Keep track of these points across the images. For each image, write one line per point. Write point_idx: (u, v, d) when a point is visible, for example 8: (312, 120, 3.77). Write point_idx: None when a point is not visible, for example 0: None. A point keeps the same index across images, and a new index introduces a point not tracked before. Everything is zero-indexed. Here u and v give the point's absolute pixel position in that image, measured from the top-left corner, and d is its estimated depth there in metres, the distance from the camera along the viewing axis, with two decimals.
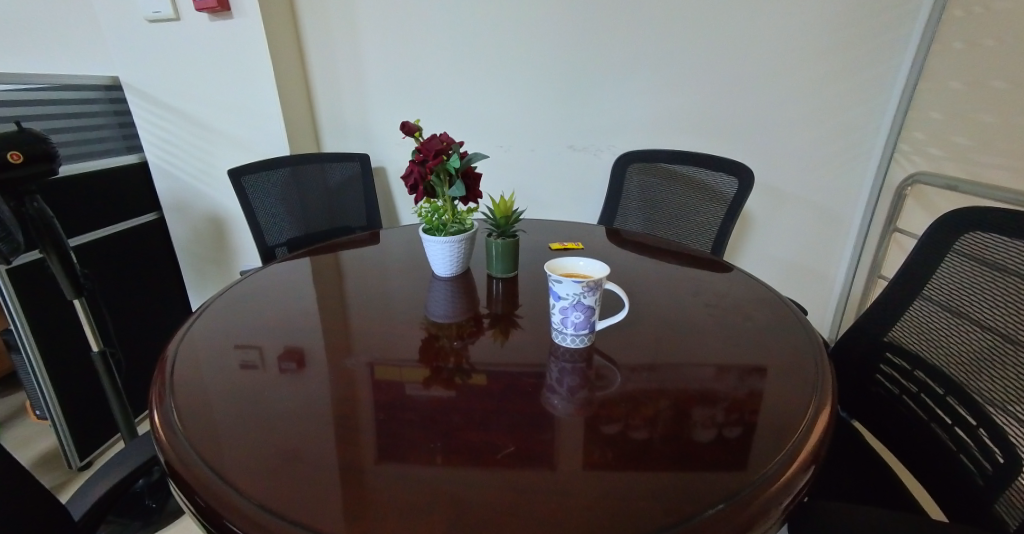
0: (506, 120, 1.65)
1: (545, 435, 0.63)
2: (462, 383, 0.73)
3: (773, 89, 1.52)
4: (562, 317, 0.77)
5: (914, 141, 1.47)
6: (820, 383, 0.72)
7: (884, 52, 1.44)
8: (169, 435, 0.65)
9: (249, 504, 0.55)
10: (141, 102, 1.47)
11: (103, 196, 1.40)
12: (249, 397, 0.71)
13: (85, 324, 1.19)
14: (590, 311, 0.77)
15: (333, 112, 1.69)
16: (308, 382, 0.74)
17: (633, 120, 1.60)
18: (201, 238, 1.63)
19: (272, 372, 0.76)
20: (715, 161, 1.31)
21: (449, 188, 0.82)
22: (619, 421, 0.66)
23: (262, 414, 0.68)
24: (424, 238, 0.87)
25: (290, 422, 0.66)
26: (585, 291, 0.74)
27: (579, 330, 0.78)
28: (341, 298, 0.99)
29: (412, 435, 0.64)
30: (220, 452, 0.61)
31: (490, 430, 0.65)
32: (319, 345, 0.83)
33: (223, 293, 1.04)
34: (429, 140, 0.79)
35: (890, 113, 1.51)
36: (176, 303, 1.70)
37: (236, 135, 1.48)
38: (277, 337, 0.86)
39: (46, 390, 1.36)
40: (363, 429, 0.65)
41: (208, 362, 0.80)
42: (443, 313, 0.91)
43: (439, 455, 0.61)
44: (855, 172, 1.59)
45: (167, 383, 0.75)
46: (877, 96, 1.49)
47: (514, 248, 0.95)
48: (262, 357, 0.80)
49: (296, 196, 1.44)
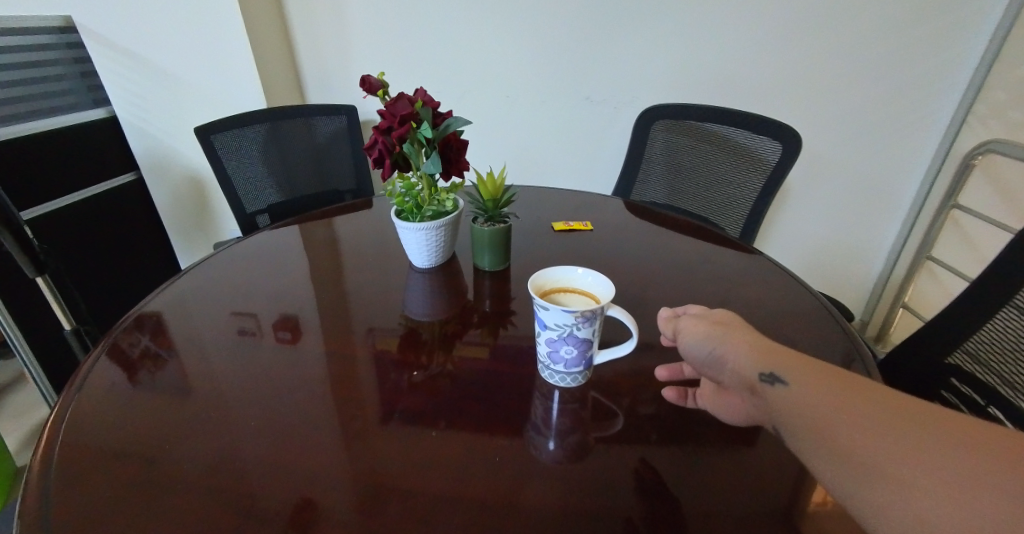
0: (514, 71, 1.46)
1: (536, 426, 0.55)
2: (446, 384, 0.61)
3: (827, 34, 1.29)
4: (549, 351, 0.58)
5: (993, 102, 1.25)
6: (856, 358, 0.65)
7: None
8: (120, 399, 0.60)
9: (214, 470, 0.50)
10: (100, 48, 1.30)
11: (66, 158, 1.28)
12: (210, 369, 0.64)
13: (52, 303, 1.10)
14: (586, 345, 0.57)
15: (319, 57, 1.50)
16: (282, 353, 0.67)
17: (659, 68, 1.40)
18: (183, 199, 1.51)
19: (267, 340, 0.69)
20: (756, 121, 1.11)
21: (424, 162, 0.68)
22: (625, 394, 0.59)
23: (246, 375, 0.63)
24: (398, 223, 0.74)
25: (264, 398, 0.59)
26: (581, 321, 0.55)
27: (572, 368, 0.59)
28: (326, 262, 0.89)
29: (395, 407, 0.58)
30: (187, 436, 0.54)
31: (477, 406, 0.58)
32: (305, 309, 0.76)
33: (211, 258, 0.93)
34: (396, 103, 0.64)
35: (968, 64, 1.27)
36: (161, 268, 1.61)
37: (207, 87, 1.33)
38: (272, 298, 0.79)
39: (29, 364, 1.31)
40: (366, 393, 0.60)
41: (204, 323, 0.73)
42: (423, 310, 0.75)
43: (442, 414, 0.57)
44: (917, 133, 1.37)
45: (150, 340, 0.70)
46: (957, 43, 1.25)
47: (505, 234, 0.79)
48: (260, 324, 0.73)
49: (278, 151, 1.30)
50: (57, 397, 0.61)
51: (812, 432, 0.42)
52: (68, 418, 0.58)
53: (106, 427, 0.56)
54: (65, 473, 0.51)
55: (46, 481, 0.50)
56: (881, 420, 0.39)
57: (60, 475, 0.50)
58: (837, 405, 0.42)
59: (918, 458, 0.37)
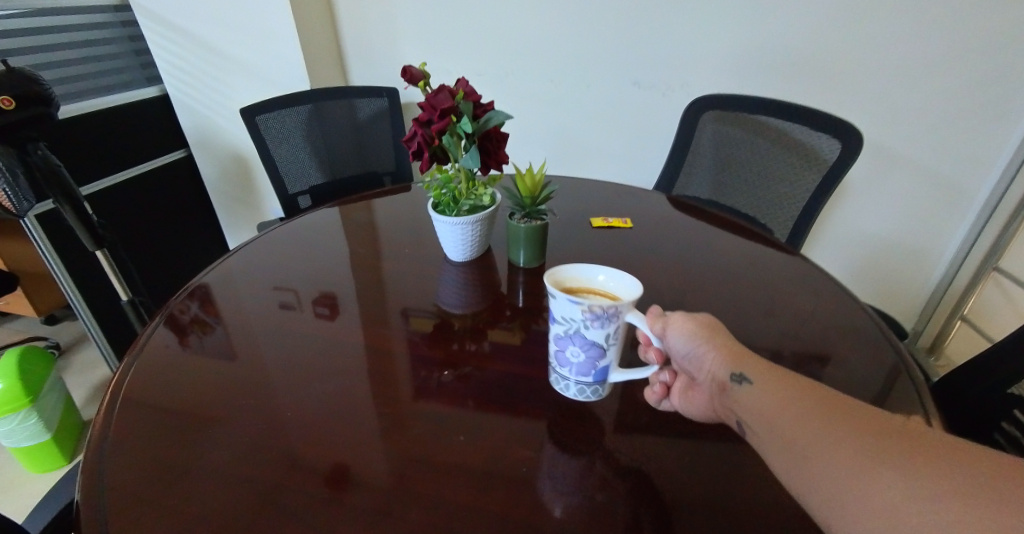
0: (562, 52, 1.42)
1: (573, 414, 0.56)
2: (477, 373, 0.62)
3: (897, 19, 1.20)
4: (558, 348, 0.55)
5: None
6: (903, 370, 0.63)
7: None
8: (177, 365, 0.64)
9: (259, 440, 0.53)
10: (152, 26, 1.33)
11: (122, 135, 1.33)
12: (250, 347, 0.66)
13: (110, 275, 1.15)
14: (597, 350, 0.53)
15: (363, 37, 1.50)
16: (328, 330, 0.69)
17: (715, 53, 1.34)
18: (229, 177, 1.56)
19: (306, 314, 0.72)
20: (816, 117, 1.05)
21: (462, 155, 0.67)
22: None
23: (287, 349, 0.65)
24: (434, 217, 0.73)
25: (303, 373, 0.61)
26: (590, 320, 0.51)
27: (581, 373, 0.55)
28: (368, 242, 0.91)
29: (429, 388, 0.59)
30: (236, 405, 0.57)
31: (508, 394, 0.59)
32: (342, 286, 0.77)
33: (265, 233, 0.95)
34: (436, 94, 0.64)
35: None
36: (209, 242, 1.68)
37: (253, 67, 1.35)
38: (311, 275, 0.81)
39: (93, 329, 1.40)
40: (400, 373, 0.61)
41: (247, 295, 0.76)
42: (457, 303, 0.74)
43: (472, 398, 0.58)
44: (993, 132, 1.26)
45: (200, 311, 0.73)
46: None
47: (542, 232, 0.77)
48: (299, 298, 0.75)
49: (322, 129, 1.31)
50: (115, 368, 0.64)
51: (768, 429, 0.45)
52: (126, 387, 0.61)
53: (160, 396, 0.59)
54: (120, 440, 0.53)
55: (105, 445, 0.53)
56: (822, 421, 0.42)
57: (118, 439, 0.54)
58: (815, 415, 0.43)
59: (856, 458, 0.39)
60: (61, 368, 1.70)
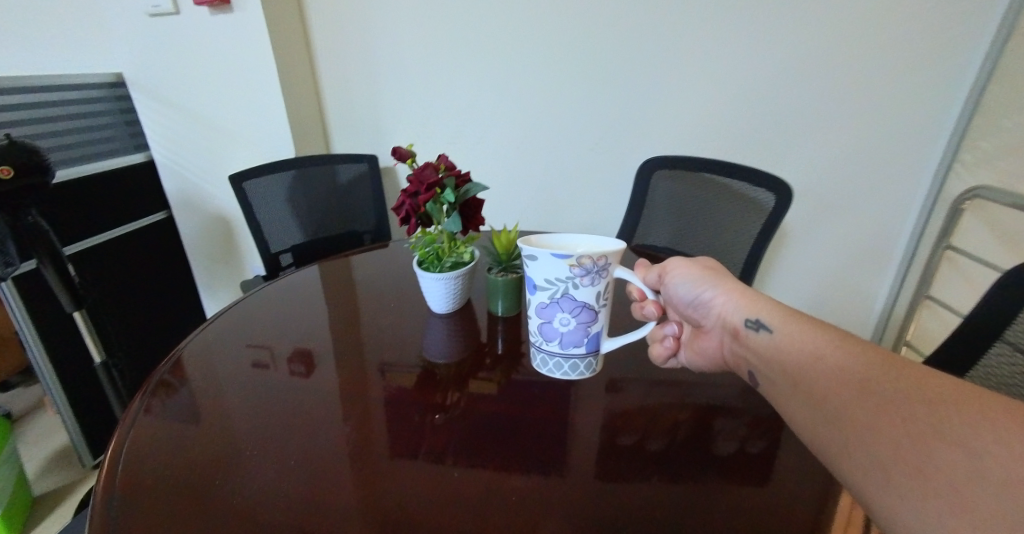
0: (526, 121, 1.56)
1: (555, 457, 0.60)
2: (461, 420, 0.66)
3: (811, 93, 1.40)
4: (551, 311, 0.68)
5: (977, 152, 1.35)
6: None
7: (954, 45, 1.30)
8: (166, 431, 0.65)
9: (245, 500, 0.55)
10: (145, 99, 1.43)
11: (106, 199, 1.38)
12: (235, 409, 0.68)
13: (87, 336, 1.17)
14: (585, 306, 0.67)
15: (344, 106, 1.61)
16: (316, 386, 0.73)
17: (663, 121, 1.50)
18: (211, 238, 1.62)
19: (281, 373, 0.75)
20: (753, 174, 1.19)
21: (445, 219, 0.76)
22: (636, 432, 0.63)
23: (267, 410, 0.68)
24: (420, 274, 0.81)
25: (282, 432, 0.64)
26: (579, 277, 0.65)
27: (575, 329, 0.68)
28: (349, 301, 0.96)
29: (406, 446, 0.62)
30: (227, 466, 0.60)
31: (485, 444, 0.62)
32: (316, 344, 0.82)
33: (246, 298, 0.98)
34: (422, 170, 0.73)
35: (953, 115, 1.37)
36: (185, 302, 1.69)
37: (239, 136, 1.44)
38: (288, 335, 0.85)
39: (57, 395, 1.37)
40: (374, 428, 0.65)
41: (220, 358, 0.79)
42: (440, 352, 0.80)
43: (449, 455, 0.61)
44: (906, 181, 1.47)
45: (175, 377, 0.76)
46: (940, 99, 1.36)
47: (518, 285, 0.85)
48: (273, 356, 0.79)
49: (305, 194, 1.39)
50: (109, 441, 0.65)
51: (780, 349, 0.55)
52: (122, 458, 0.62)
53: (152, 462, 0.60)
54: (129, 503, 0.55)
55: (115, 507, 0.55)
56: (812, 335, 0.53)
57: (119, 504, 0.55)
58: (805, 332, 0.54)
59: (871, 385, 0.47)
60: (19, 437, 1.64)
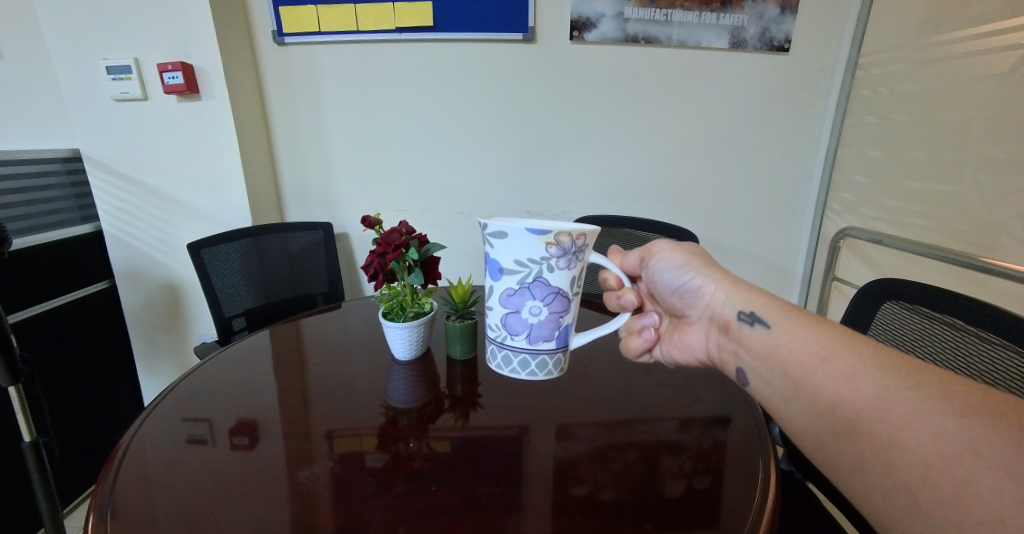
0: (468, 190, 1.73)
1: (510, 519, 0.67)
2: (421, 468, 0.74)
3: (701, 164, 1.73)
4: (523, 295, 0.80)
5: (844, 201, 1.72)
6: (746, 410, 0.88)
7: (798, 130, 1.71)
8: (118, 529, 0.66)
9: None
10: (99, 173, 1.49)
11: (44, 271, 1.38)
12: (186, 492, 0.70)
13: (22, 412, 1.11)
14: (555, 291, 0.79)
15: (301, 179, 1.71)
16: (262, 459, 0.76)
17: (587, 187, 1.74)
18: (156, 308, 1.63)
19: (222, 448, 0.77)
20: (666, 227, 1.41)
21: (408, 274, 0.92)
22: (588, 482, 0.72)
23: (220, 490, 0.71)
24: (384, 322, 0.94)
25: (240, 508, 0.68)
26: (553, 255, 0.77)
27: (546, 320, 0.81)
28: (300, 365, 0.99)
29: (378, 519, 0.67)
30: None
31: (447, 516, 0.68)
32: (258, 414, 0.85)
33: (191, 372, 0.98)
34: (388, 234, 0.90)
35: (816, 176, 1.75)
36: (120, 374, 1.64)
37: (197, 206, 1.54)
38: (232, 407, 0.87)
39: None
40: (321, 505, 0.69)
41: (156, 439, 0.80)
42: (402, 397, 0.89)
43: (403, 523, 0.67)
44: (788, 229, 1.82)
45: (115, 466, 0.75)
46: (804, 163, 1.74)
47: (473, 329, 0.98)
48: (212, 431, 0.81)
49: (256, 265, 1.44)
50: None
51: (768, 346, 0.71)
52: None
53: None
54: None
55: None
56: (798, 325, 0.70)
57: None
58: (787, 320, 0.71)
59: (839, 375, 0.63)
60: None
